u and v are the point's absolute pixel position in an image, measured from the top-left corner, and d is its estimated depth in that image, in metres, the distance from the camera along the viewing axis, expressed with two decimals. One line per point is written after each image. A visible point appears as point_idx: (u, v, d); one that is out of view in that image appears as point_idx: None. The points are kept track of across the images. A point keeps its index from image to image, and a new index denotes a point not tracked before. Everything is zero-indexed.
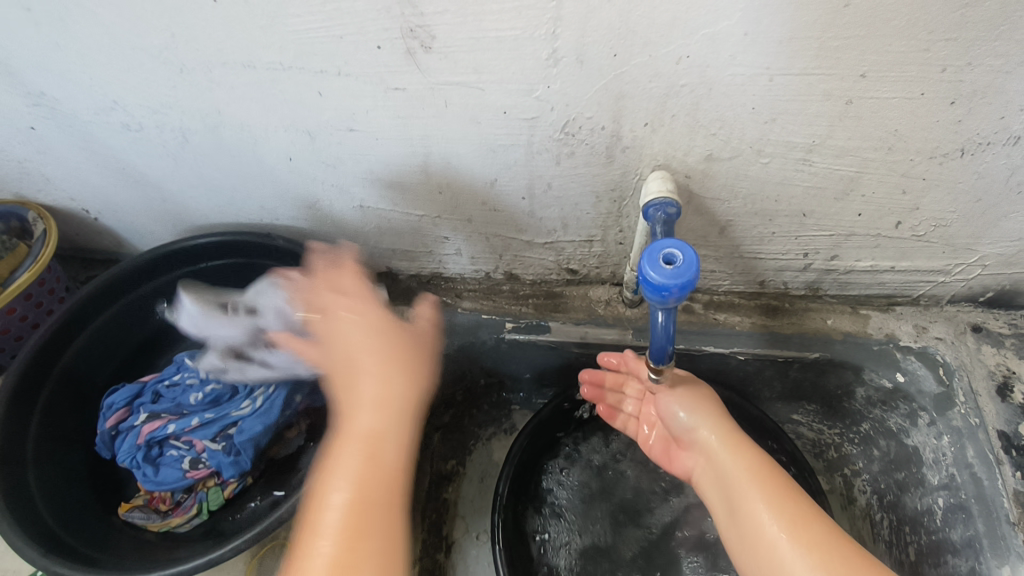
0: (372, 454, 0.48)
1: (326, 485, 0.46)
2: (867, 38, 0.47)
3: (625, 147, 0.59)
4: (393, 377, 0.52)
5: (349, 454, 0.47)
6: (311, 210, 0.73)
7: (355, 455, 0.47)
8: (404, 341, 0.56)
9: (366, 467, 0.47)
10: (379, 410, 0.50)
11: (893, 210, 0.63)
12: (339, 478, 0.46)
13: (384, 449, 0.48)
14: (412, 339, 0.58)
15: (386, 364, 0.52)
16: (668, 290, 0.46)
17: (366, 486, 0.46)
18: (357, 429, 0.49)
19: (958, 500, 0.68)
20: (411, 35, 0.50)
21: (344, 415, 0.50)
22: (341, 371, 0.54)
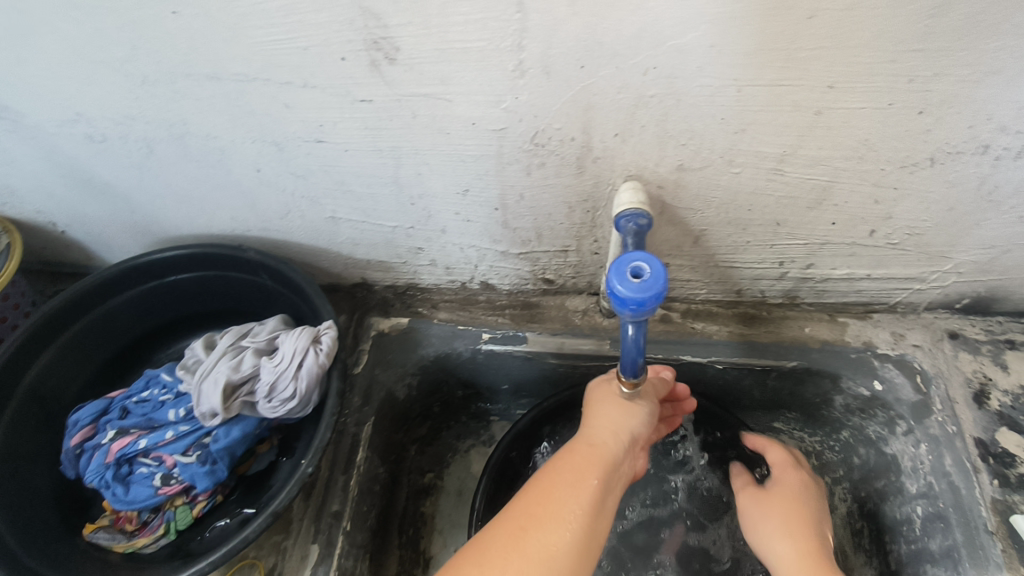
0: (592, 458, 0.54)
1: (535, 480, 0.53)
2: (833, 49, 0.46)
3: (597, 158, 0.58)
4: (625, 412, 0.59)
5: (569, 458, 0.54)
6: (282, 221, 0.72)
7: (576, 454, 0.54)
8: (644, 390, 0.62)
9: (580, 463, 0.53)
10: (608, 431, 0.57)
11: (867, 219, 0.63)
12: (548, 471, 0.53)
13: (600, 461, 0.54)
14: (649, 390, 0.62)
15: (621, 394, 0.60)
16: (640, 303, 0.45)
17: (564, 486, 0.51)
18: (588, 441, 0.56)
19: (936, 509, 0.67)
20: (375, 47, 0.50)
21: (583, 424, 0.59)
22: (589, 403, 0.62)
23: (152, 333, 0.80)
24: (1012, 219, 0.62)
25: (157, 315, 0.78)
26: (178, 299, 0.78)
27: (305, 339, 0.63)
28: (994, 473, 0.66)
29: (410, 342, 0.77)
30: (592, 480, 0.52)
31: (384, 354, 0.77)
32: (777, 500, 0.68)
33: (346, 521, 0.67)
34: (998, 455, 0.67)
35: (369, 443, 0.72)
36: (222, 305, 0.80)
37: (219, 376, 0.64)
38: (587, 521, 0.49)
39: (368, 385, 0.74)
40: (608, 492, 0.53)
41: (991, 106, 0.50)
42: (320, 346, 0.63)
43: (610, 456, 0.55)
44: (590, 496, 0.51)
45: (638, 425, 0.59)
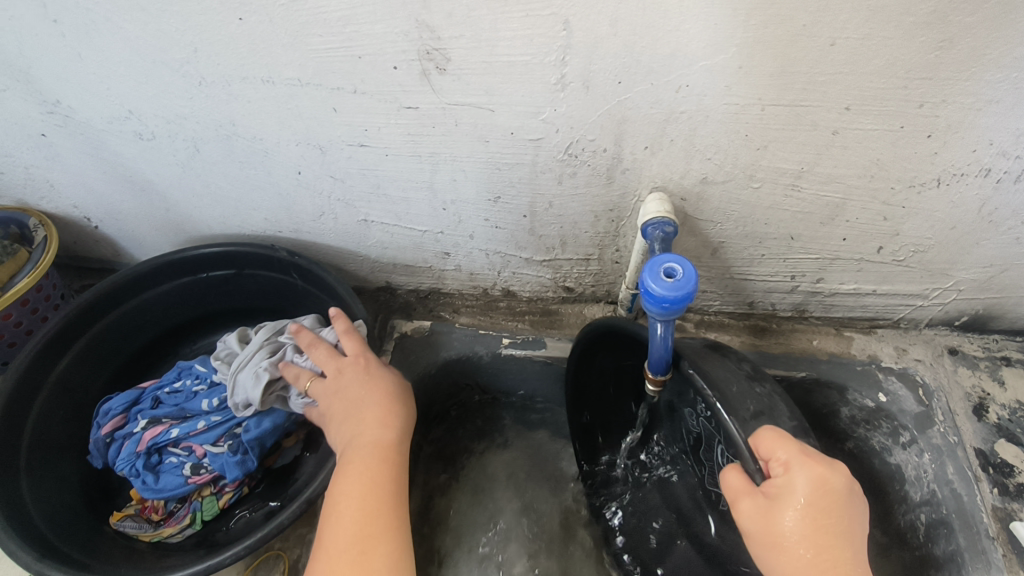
0: (379, 465, 0.53)
1: (338, 488, 0.52)
2: (851, 74, 0.50)
3: (625, 169, 0.62)
4: (377, 422, 0.56)
5: (360, 467, 0.53)
6: (315, 222, 0.75)
7: (374, 469, 0.53)
8: (385, 396, 0.58)
9: (378, 478, 0.53)
10: (377, 427, 0.56)
11: (875, 235, 0.67)
12: (351, 482, 0.52)
13: (396, 464, 0.55)
14: (383, 382, 0.60)
15: (385, 408, 0.57)
16: (667, 302, 0.48)
17: (353, 506, 0.51)
18: (372, 448, 0.54)
19: (939, 515, 0.69)
20: (427, 57, 0.53)
21: (380, 426, 0.56)
22: (354, 414, 0.57)
23: (179, 328, 0.81)
24: (1009, 239, 0.66)
25: (186, 310, 0.80)
26: (207, 295, 0.80)
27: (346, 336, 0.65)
28: (994, 482, 0.70)
29: (433, 344, 0.80)
30: (385, 488, 0.52)
31: (407, 354, 0.79)
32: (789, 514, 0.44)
33: None
34: (997, 465, 0.71)
35: None
36: (249, 303, 0.82)
37: (260, 371, 0.64)
38: (402, 534, 0.52)
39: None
40: (401, 492, 0.54)
41: (993, 131, 0.54)
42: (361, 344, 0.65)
43: (385, 461, 0.54)
44: (389, 511, 0.52)
45: (402, 439, 0.57)
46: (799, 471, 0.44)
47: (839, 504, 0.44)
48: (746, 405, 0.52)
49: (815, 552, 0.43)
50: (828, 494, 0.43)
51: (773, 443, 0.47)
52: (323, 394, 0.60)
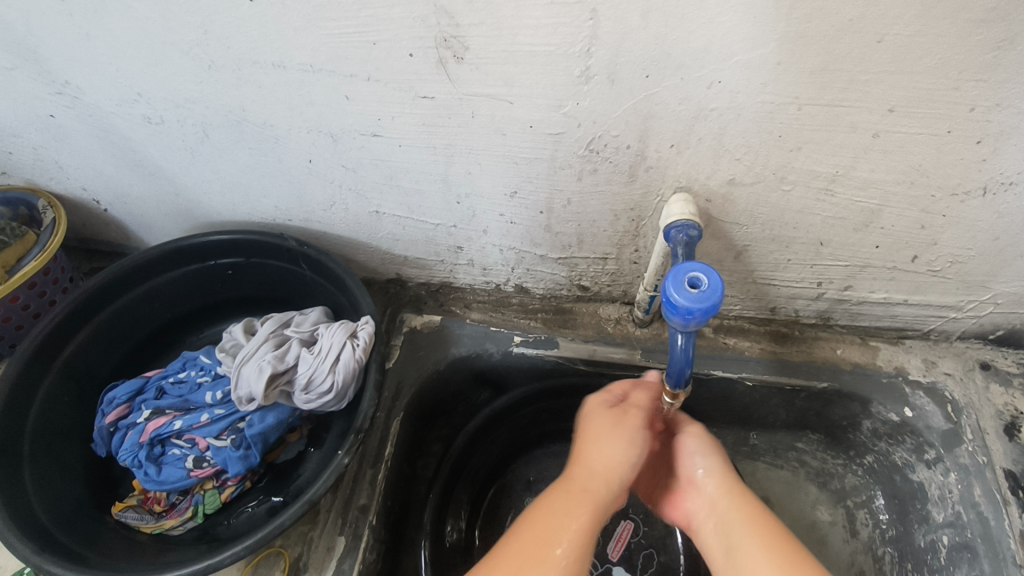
0: (560, 507, 0.53)
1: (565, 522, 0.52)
2: (898, 73, 0.47)
3: (649, 167, 0.59)
4: (617, 447, 0.57)
5: (568, 500, 0.53)
6: (326, 212, 0.73)
7: (569, 495, 0.54)
8: (639, 430, 0.59)
9: (571, 503, 0.53)
10: (597, 471, 0.56)
11: (910, 244, 0.63)
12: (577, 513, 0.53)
13: (584, 507, 0.53)
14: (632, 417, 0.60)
15: (624, 433, 0.59)
16: (691, 313, 0.46)
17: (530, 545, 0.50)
18: (578, 485, 0.55)
19: (963, 539, 0.67)
20: (445, 45, 0.50)
21: (576, 458, 0.58)
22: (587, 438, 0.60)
23: (187, 315, 0.80)
24: None
25: (194, 298, 0.79)
26: (215, 283, 0.78)
27: (345, 334, 0.64)
28: None
29: (442, 341, 0.78)
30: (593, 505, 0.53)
31: (416, 350, 0.78)
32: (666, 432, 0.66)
33: (373, 515, 0.67)
34: None
35: (397, 440, 0.72)
36: (257, 293, 0.80)
37: (263, 364, 0.64)
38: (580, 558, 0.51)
39: (394, 382, 0.75)
40: (587, 535, 0.52)
41: None
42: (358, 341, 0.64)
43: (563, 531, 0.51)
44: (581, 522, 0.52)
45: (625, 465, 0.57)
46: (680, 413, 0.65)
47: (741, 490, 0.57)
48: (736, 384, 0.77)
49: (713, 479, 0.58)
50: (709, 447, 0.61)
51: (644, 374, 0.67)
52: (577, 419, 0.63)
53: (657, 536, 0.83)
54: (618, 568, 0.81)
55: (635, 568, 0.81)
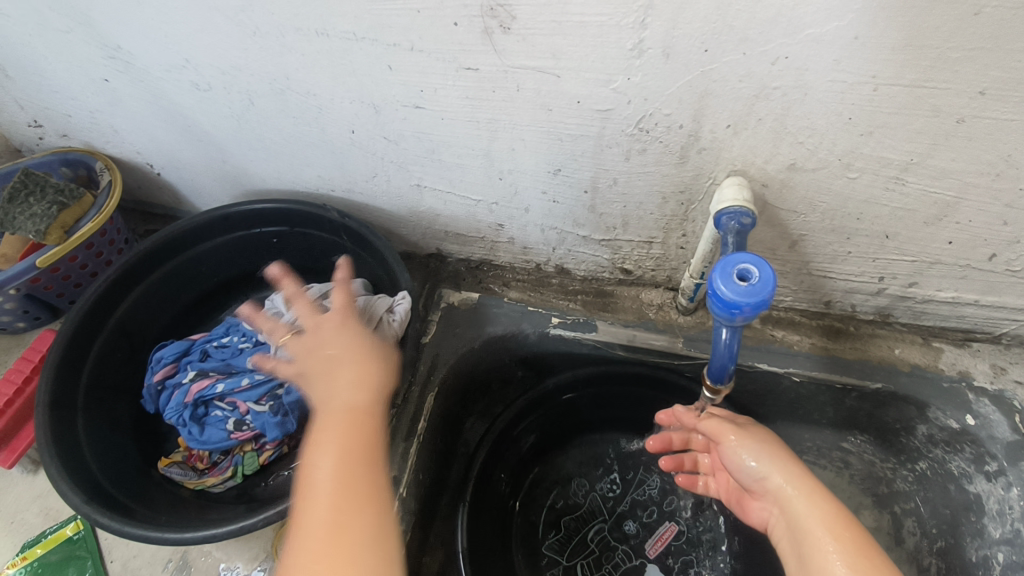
0: (348, 429, 0.50)
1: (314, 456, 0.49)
2: (994, 52, 0.42)
3: (702, 148, 0.56)
4: (348, 372, 0.54)
5: (333, 431, 0.50)
6: (368, 184, 0.72)
7: (341, 427, 0.50)
8: (373, 353, 0.57)
9: (345, 434, 0.50)
10: (350, 385, 0.53)
11: (989, 240, 0.58)
12: (325, 448, 0.49)
13: (365, 431, 0.50)
14: (382, 355, 0.57)
15: (359, 360, 0.56)
16: (738, 307, 0.43)
17: (333, 477, 0.47)
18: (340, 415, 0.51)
19: (1022, 559, 0.64)
20: (490, 14, 0.48)
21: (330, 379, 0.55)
22: (323, 369, 0.55)
23: (232, 280, 0.82)
24: None
25: (240, 264, 0.81)
26: (260, 251, 0.80)
27: (381, 309, 0.66)
28: None
29: (478, 318, 0.78)
30: (358, 449, 0.49)
31: (452, 326, 0.77)
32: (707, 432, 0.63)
33: (404, 487, 0.68)
34: None
35: (431, 415, 0.73)
36: (300, 262, 0.82)
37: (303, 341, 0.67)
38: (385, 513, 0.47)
39: (433, 356, 0.75)
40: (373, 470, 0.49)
41: None
42: (393, 314, 0.66)
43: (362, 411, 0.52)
44: (365, 460, 0.49)
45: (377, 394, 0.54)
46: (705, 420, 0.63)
47: (817, 487, 0.54)
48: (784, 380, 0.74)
49: (792, 483, 0.54)
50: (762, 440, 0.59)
51: (376, 339, 0.60)
52: (297, 338, 0.60)
53: (703, 541, 0.81)
54: (652, 567, 0.80)
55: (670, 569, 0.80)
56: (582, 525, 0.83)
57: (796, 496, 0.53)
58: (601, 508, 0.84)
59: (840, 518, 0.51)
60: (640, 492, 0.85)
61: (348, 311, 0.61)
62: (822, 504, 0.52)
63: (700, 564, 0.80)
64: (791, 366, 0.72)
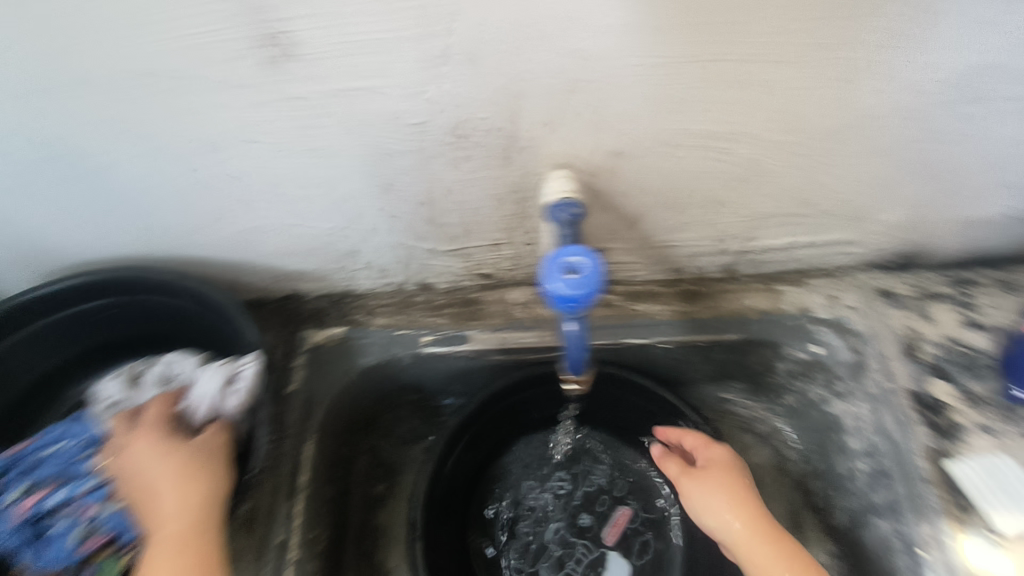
0: (179, 545, 0.53)
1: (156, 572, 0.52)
2: (746, 20, 0.46)
3: (522, 147, 0.55)
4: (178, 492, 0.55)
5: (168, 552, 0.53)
6: (192, 237, 0.66)
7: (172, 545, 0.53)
8: (195, 460, 0.57)
9: (178, 549, 0.53)
10: (177, 504, 0.55)
11: (795, 187, 0.63)
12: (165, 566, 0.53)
13: (199, 538, 0.54)
14: (210, 457, 0.58)
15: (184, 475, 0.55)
16: (573, 301, 0.44)
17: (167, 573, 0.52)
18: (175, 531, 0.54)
19: (881, 467, 0.70)
20: (271, 41, 0.46)
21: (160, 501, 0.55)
22: (144, 498, 0.56)
23: (55, 373, 0.72)
24: (929, 177, 0.63)
25: (61, 352, 0.71)
26: (82, 332, 0.70)
27: (220, 378, 0.60)
28: (928, 424, 0.67)
29: (347, 353, 0.74)
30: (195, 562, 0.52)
31: (321, 367, 0.73)
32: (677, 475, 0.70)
33: (294, 551, 0.63)
34: (930, 405, 0.69)
35: (313, 465, 0.68)
36: (134, 334, 0.73)
37: None
38: None
39: (308, 392, 0.71)
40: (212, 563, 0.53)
41: (900, 69, 0.51)
42: (235, 385, 0.60)
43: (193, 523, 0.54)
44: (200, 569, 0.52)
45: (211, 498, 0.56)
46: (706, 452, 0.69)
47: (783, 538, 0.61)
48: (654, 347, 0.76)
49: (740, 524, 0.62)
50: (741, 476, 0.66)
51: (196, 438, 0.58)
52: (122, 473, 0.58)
53: (655, 517, 0.82)
54: (615, 555, 0.80)
55: (632, 553, 0.80)
56: (539, 531, 0.80)
57: (732, 520, 0.63)
58: (558, 508, 0.82)
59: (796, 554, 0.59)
60: (589, 483, 0.83)
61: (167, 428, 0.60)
62: (789, 546, 0.60)
63: (657, 543, 0.81)
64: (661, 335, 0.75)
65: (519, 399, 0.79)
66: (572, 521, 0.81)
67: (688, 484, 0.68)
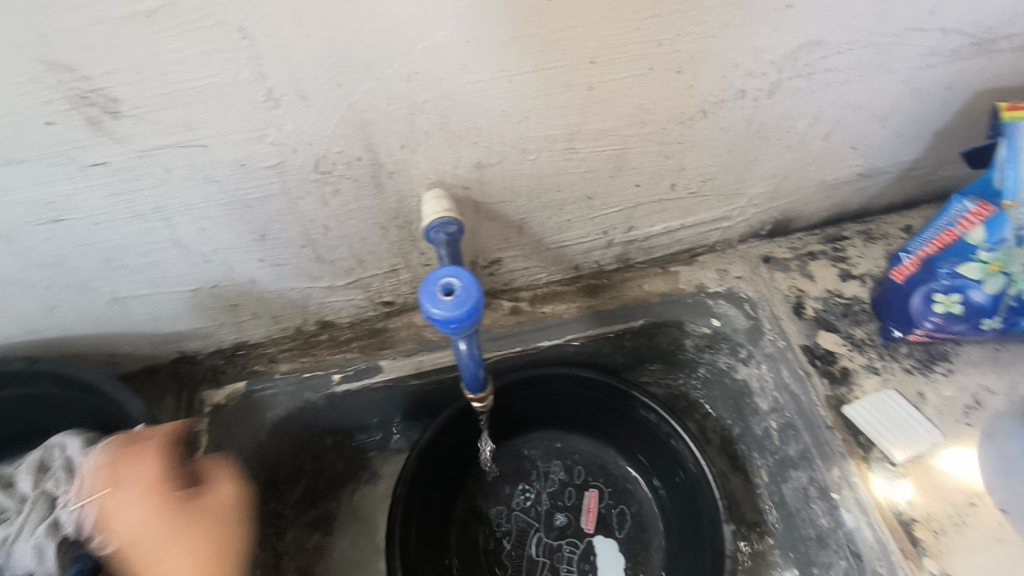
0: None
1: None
2: (581, 26, 0.47)
3: (391, 172, 0.55)
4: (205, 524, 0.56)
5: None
6: (52, 318, 0.61)
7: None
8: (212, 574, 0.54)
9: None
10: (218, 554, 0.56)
11: (665, 175, 0.66)
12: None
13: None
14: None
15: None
16: (453, 321, 0.43)
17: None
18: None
19: (785, 419, 0.74)
20: (86, 103, 0.42)
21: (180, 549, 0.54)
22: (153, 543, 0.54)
23: None
24: (781, 148, 0.68)
25: None
26: None
27: (109, 459, 0.56)
28: (824, 373, 0.73)
29: (255, 409, 0.70)
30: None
31: (228, 427, 0.69)
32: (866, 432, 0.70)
33: None
34: (823, 356, 0.74)
35: (231, 529, 0.65)
36: (5, 431, 0.66)
37: (40, 543, 0.54)
38: None
39: (220, 446, 0.68)
40: None
41: (734, 54, 0.53)
42: (127, 463, 0.56)
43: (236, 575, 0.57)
44: None
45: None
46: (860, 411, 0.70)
47: None
48: (565, 348, 0.78)
49: None
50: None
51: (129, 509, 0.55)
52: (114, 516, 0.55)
53: (622, 492, 0.86)
54: (598, 538, 0.82)
55: (612, 531, 0.83)
56: (522, 548, 0.81)
57: None
58: (531, 518, 0.83)
59: None
60: (551, 482, 0.86)
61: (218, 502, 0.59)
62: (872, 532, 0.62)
63: (630, 509, 0.85)
64: (571, 335, 0.76)
65: (464, 426, 0.79)
66: (547, 525, 0.82)
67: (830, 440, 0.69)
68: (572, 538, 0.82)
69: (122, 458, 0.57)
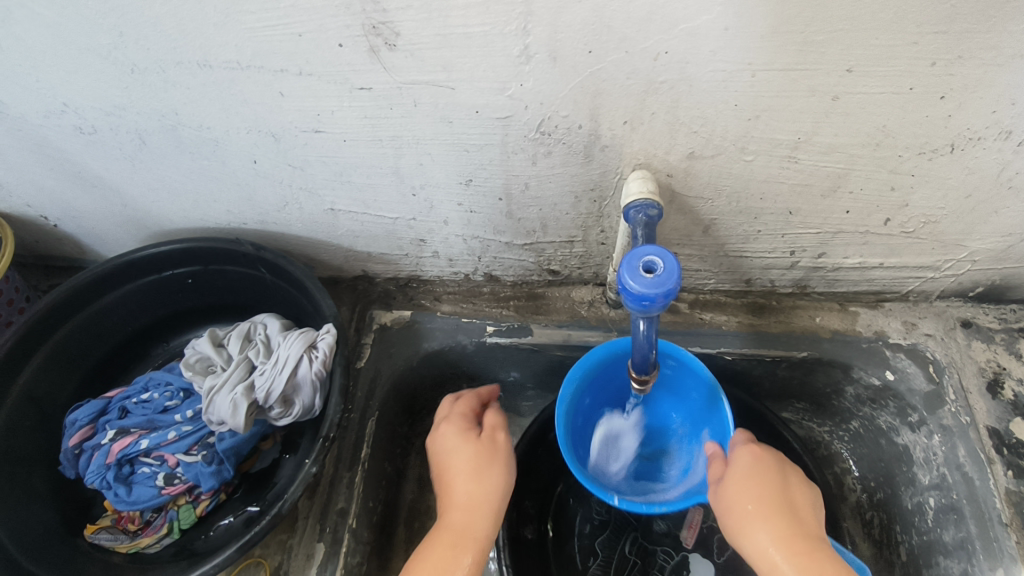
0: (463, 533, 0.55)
1: (413, 566, 0.54)
2: (854, 31, 0.44)
3: (604, 146, 0.56)
4: (491, 475, 0.59)
5: (441, 547, 0.54)
6: (280, 213, 0.70)
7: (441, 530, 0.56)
8: (467, 459, 0.60)
9: (449, 537, 0.55)
10: (471, 491, 0.58)
11: (882, 207, 0.61)
12: (427, 558, 0.54)
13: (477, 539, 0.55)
14: (501, 455, 0.62)
15: (474, 469, 0.59)
16: (648, 299, 0.44)
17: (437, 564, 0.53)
18: (452, 530, 0.56)
19: (949, 501, 0.66)
20: (374, 32, 0.47)
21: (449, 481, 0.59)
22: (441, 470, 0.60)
23: (148, 329, 0.79)
24: None
25: (156, 310, 0.77)
26: (174, 294, 0.76)
27: (303, 344, 0.64)
28: (1009, 464, 0.66)
29: (413, 336, 0.76)
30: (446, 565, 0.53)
31: (387, 347, 0.75)
32: (745, 478, 0.57)
33: (352, 518, 0.66)
34: (1012, 445, 0.67)
35: (373, 439, 0.71)
36: (222, 299, 0.78)
37: (237, 399, 0.64)
38: None
39: (378, 363, 0.74)
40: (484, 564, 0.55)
41: (1016, 89, 0.48)
42: (315, 352, 0.64)
43: (473, 529, 0.56)
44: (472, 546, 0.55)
45: (501, 490, 0.59)
46: (742, 449, 0.59)
47: (809, 552, 0.52)
48: (715, 360, 0.76)
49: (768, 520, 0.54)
50: (774, 483, 0.57)
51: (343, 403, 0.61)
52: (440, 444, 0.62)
53: None
54: (695, 556, 0.80)
55: (711, 552, 0.80)
56: (616, 542, 0.80)
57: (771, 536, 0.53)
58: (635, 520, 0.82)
59: (816, 560, 0.51)
60: None
61: (470, 423, 0.64)
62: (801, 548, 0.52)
63: None
64: (725, 350, 0.74)
65: None
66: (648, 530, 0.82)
67: (748, 458, 0.58)
68: (668, 549, 0.80)
69: (311, 346, 0.64)
